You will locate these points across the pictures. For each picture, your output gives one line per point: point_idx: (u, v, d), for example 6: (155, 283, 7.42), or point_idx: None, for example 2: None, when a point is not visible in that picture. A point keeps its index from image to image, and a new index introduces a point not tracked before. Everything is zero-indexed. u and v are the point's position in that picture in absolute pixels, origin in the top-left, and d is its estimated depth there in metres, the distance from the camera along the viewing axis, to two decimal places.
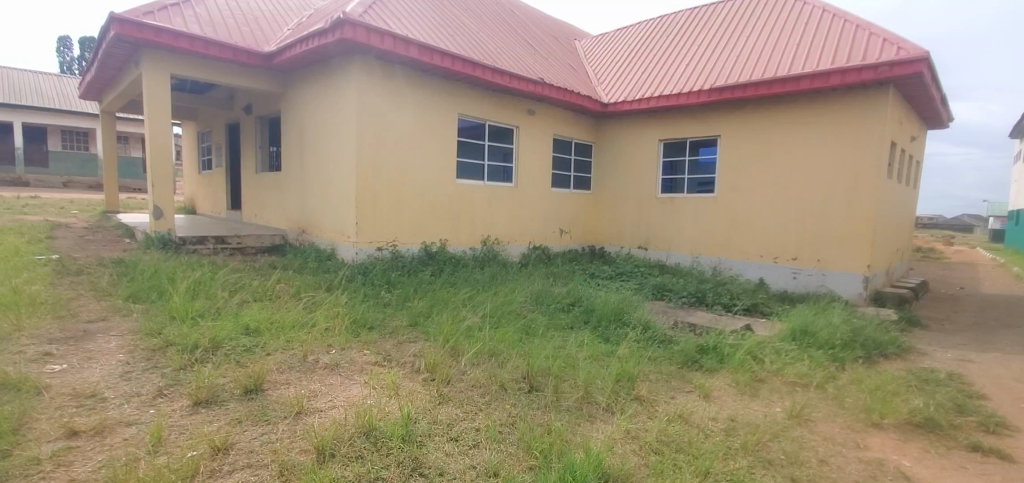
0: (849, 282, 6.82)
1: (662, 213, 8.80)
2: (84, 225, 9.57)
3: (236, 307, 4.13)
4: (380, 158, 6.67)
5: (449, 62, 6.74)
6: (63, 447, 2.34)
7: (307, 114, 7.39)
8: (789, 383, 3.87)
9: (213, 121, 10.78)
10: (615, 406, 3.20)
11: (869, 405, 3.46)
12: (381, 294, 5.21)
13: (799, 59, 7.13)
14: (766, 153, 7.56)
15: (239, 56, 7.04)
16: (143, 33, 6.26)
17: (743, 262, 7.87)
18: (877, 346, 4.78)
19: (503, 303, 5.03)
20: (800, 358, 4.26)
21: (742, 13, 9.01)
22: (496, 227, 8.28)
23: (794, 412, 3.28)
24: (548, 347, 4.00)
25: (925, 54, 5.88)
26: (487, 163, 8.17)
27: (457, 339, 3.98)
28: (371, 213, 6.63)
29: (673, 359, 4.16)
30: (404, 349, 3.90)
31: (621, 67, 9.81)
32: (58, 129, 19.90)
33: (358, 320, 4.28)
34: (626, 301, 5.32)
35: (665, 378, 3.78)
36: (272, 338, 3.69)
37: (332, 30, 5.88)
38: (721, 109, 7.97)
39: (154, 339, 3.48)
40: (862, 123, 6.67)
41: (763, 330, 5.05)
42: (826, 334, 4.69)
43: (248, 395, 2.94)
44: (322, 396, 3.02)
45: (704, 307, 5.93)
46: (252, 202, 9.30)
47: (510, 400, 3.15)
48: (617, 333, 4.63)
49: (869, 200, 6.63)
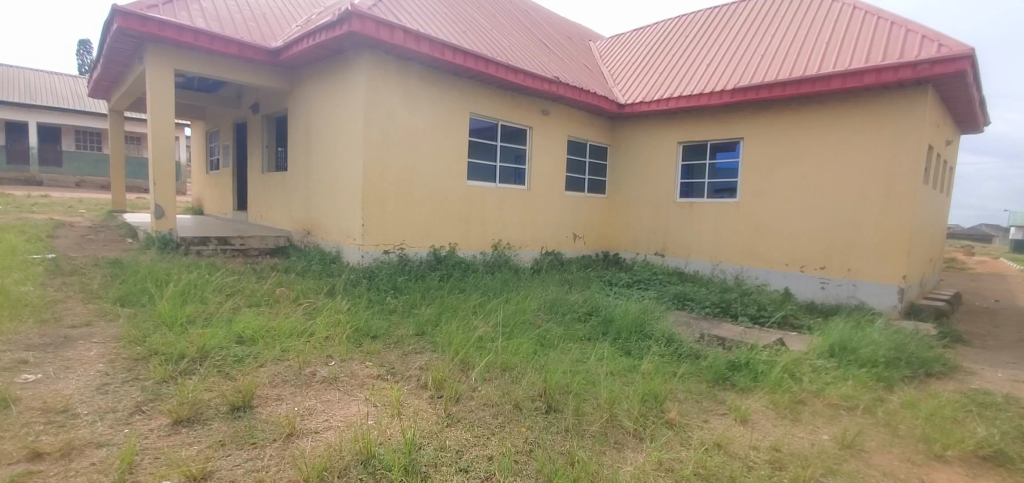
0: (882, 294, 6.40)
1: (681, 218, 8.42)
2: (88, 224, 9.38)
3: (230, 313, 3.85)
4: (388, 157, 6.39)
5: (461, 59, 6.47)
6: (22, 472, 2.07)
7: (314, 112, 7.16)
8: (833, 406, 3.50)
9: (221, 120, 10.60)
10: (643, 432, 2.85)
11: (927, 433, 3.07)
12: (386, 299, 4.91)
13: (830, 58, 6.76)
14: (792, 155, 7.18)
15: (245, 52, 6.82)
16: (146, 26, 6.05)
17: (768, 270, 7.46)
18: (923, 365, 4.39)
19: (516, 312, 4.70)
20: (842, 377, 3.89)
21: (765, 11, 8.64)
22: (507, 231, 7.96)
23: (846, 441, 2.91)
24: (565, 361, 3.69)
25: (969, 51, 5.49)
26: (499, 165, 7.86)
27: (467, 351, 3.66)
28: (378, 215, 6.34)
29: (701, 376, 3.81)
30: (410, 361, 3.59)
31: (638, 67, 9.50)
32: (72, 129, 19.97)
33: (361, 328, 3.98)
34: (647, 311, 4.97)
35: (693, 397, 3.42)
36: (266, 348, 3.40)
37: (341, 23, 5.64)
38: (745, 110, 7.61)
39: (138, 347, 3.20)
40: (899, 123, 6.28)
41: (798, 345, 4.67)
42: (869, 351, 4.30)
43: (234, 413, 2.64)
44: (317, 415, 2.72)
45: (729, 318, 5.56)
46: (257, 203, 9.08)
47: (526, 423, 2.82)
48: (639, 346, 4.28)
49: (906, 206, 6.22)
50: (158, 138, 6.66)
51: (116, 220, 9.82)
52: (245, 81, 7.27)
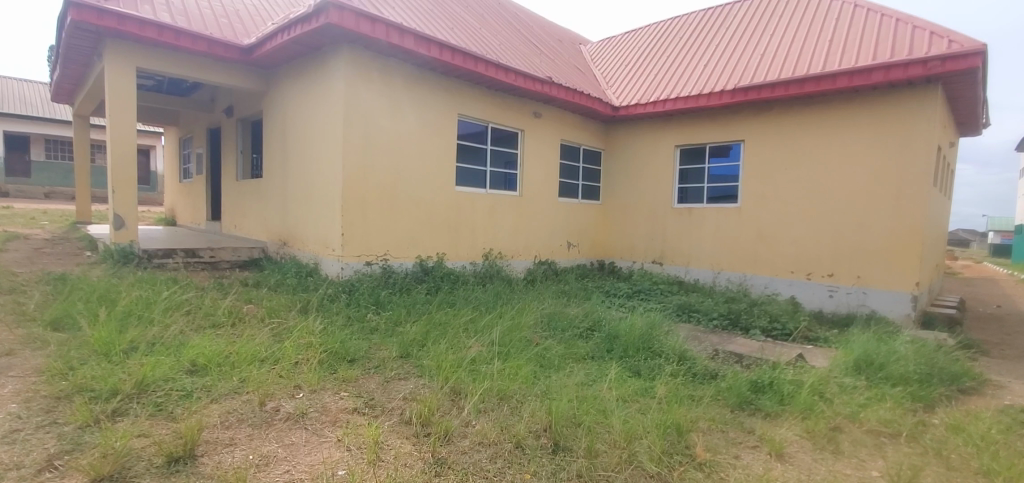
0: (894, 302, 6.10)
1: (680, 225, 8.07)
2: (45, 237, 8.67)
3: (183, 337, 3.32)
4: (370, 161, 5.93)
5: (449, 56, 6.05)
6: None
7: (290, 115, 6.68)
8: (873, 433, 3.10)
9: (195, 125, 10.02)
10: (669, 476, 2.41)
11: (986, 465, 2.68)
12: (367, 316, 4.42)
13: (834, 56, 6.48)
14: (797, 160, 6.87)
15: (214, 49, 6.33)
16: (103, 20, 5.52)
17: (772, 279, 7.11)
18: (954, 380, 4.04)
19: (512, 329, 4.23)
20: (876, 398, 3.50)
21: (762, 11, 8.41)
22: (498, 240, 7.52)
23: (901, 479, 2.50)
24: (570, 385, 3.26)
25: (982, 47, 5.25)
26: (489, 170, 7.44)
27: (458, 376, 3.19)
28: (359, 223, 5.85)
29: (721, 401, 3.39)
30: (392, 389, 3.11)
31: (632, 69, 9.19)
32: (42, 138, 19.02)
33: (337, 351, 3.48)
34: (655, 325, 4.54)
35: (717, 426, 2.99)
36: (222, 379, 2.89)
37: (317, 15, 5.19)
38: (745, 111, 7.31)
39: (61, 383, 2.66)
40: (909, 124, 6.00)
41: (820, 361, 4.27)
42: (898, 367, 3.93)
43: (171, 467, 2.13)
44: (276, 465, 2.23)
45: (740, 330, 5.17)
46: (231, 212, 8.51)
47: (531, 469, 2.37)
48: (650, 365, 3.85)
49: (918, 210, 5.93)
50: (118, 141, 6.11)
51: (76, 232, 9.12)
52: (215, 81, 6.76)
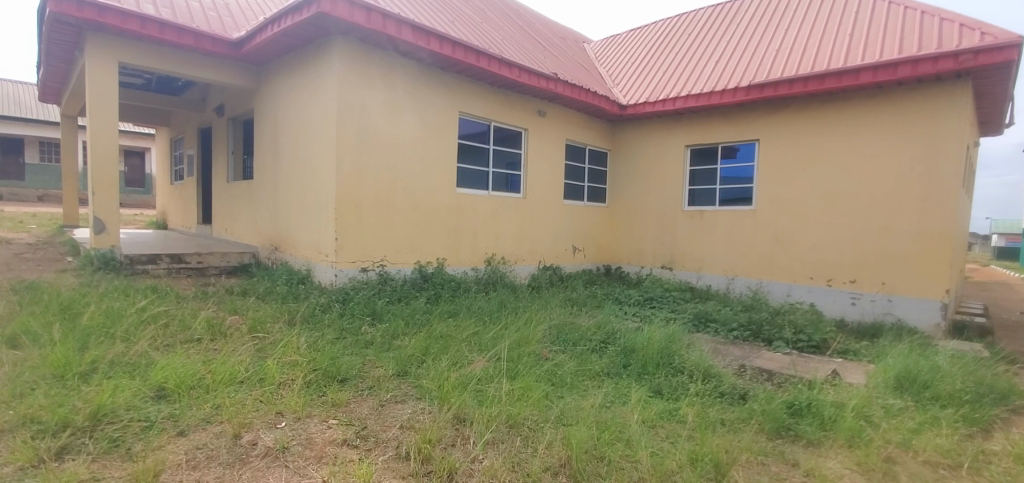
0: (923, 310, 5.74)
1: (691, 229, 7.72)
2: (29, 241, 8.30)
3: (153, 356, 2.96)
4: (366, 161, 5.58)
5: (449, 49, 5.70)
6: None
7: (282, 113, 6.33)
8: (931, 464, 2.75)
9: (186, 126, 9.68)
10: None
11: None
12: (362, 329, 4.05)
13: (856, 50, 6.15)
14: (815, 159, 6.53)
15: (201, 43, 5.97)
16: (83, 12, 5.16)
17: (790, 285, 6.76)
18: (1003, 397, 3.69)
19: (520, 342, 3.88)
20: (927, 422, 3.14)
21: (776, 6, 8.10)
22: (501, 244, 7.17)
23: None
24: (587, 407, 2.91)
25: (1018, 39, 4.91)
26: (491, 171, 7.08)
27: (462, 400, 2.83)
28: (354, 226, 5.50)
29: (756, 426, 3.03)
30: (389, 415, 2.75)
31: (639, 67, 8.86)
32: (36, 141, 18.61)
33: (327, 370, 3.13)
34: (675, 337, 4.19)
35: (757, 458, 2.63)
36: (193, 407, 2.54)
37: (309, 5, 4.84)
38: (759, 109, 6.98)
39: (4, 413, 2.30)
40: (938, 121, 5.65)
41: (855, 377, 3.92)
42: (945, 385, 3.57)
43: None
44: None
45: (763, 343, 4.81)
46: (222, 215, 8.16)
47: None
48: (672, 383, 3.50)
49: (949, 213, 5.57)
50: (99, 140, 5.74)
51: (62, 236, 8.76)
52: (203, 77, 6.42)
